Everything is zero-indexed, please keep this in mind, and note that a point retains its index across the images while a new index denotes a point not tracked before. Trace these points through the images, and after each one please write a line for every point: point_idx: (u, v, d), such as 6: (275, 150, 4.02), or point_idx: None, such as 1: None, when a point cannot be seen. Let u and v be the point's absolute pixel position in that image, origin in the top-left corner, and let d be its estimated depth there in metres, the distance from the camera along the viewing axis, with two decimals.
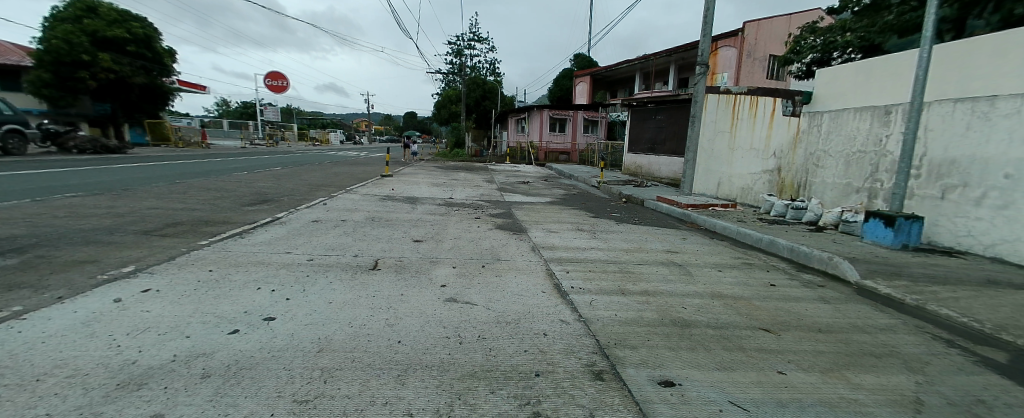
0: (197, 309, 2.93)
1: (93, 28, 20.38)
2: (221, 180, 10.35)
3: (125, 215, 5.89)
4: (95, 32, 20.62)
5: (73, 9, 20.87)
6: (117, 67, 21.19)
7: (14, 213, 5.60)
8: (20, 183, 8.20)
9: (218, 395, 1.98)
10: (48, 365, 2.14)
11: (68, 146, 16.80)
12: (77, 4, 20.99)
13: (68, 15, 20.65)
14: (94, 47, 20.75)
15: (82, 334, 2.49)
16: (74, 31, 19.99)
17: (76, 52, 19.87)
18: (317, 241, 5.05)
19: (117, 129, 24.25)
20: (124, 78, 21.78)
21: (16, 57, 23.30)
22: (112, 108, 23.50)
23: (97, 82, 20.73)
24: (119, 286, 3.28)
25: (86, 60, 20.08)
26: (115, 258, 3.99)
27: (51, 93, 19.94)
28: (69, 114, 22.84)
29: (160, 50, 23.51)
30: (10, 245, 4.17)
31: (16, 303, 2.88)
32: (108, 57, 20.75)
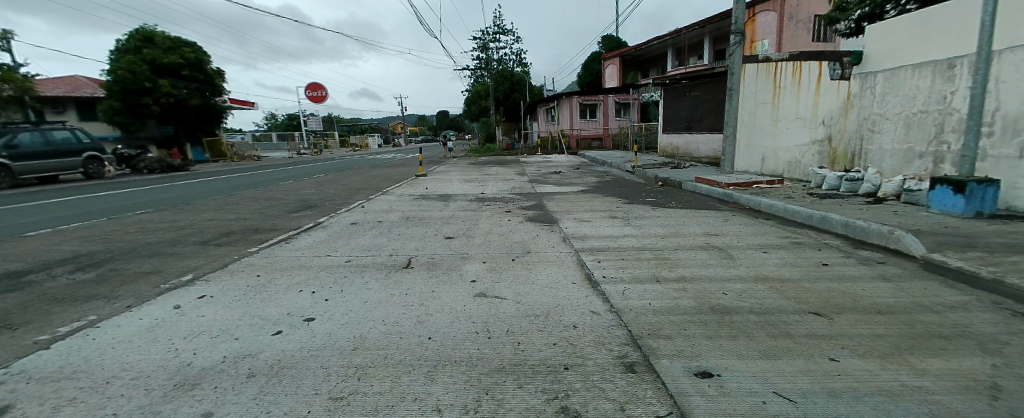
0: (246, 312, 3.12)
1: (151, 57, 22.13)
2: (269, 189, 10.96)
3: (184, 228, 6.37)
4: (154, 61, 22.38)
5: (133, 41, 22.76)
6: (175, 91, 22.92)
7: (94, 231, 6.21)
8: (99, 203, 9.06)
9: (262, 393, 2.09)
10: (117, 368, 2.35)
11: (139, 167, 18.41)
12: (136, 36, 22.92)
13: (129, 46, 22.53)
14: (154, 74, 22.53)
15: (146, 339, 2.71)
16: (136, 61, 21.73)
17: (139, 80, 21.62)
18: (355, 242, 5.25)
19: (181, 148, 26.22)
20: (182, 100, 23.51)
21: (91, 90, 25.78)
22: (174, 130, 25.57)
23: (159, 106, 22.52)
24: (179, 293, 3.56)
25: (148, 86, 21.83)
26: (176, 268, 4.33)
27: (122, 120, 21.96)
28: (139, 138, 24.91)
29: (210, 72, 25.16)
30: (90, 260, 4.63)
31: (93, 312, 3.18)
32: (167, 83, 22.49)
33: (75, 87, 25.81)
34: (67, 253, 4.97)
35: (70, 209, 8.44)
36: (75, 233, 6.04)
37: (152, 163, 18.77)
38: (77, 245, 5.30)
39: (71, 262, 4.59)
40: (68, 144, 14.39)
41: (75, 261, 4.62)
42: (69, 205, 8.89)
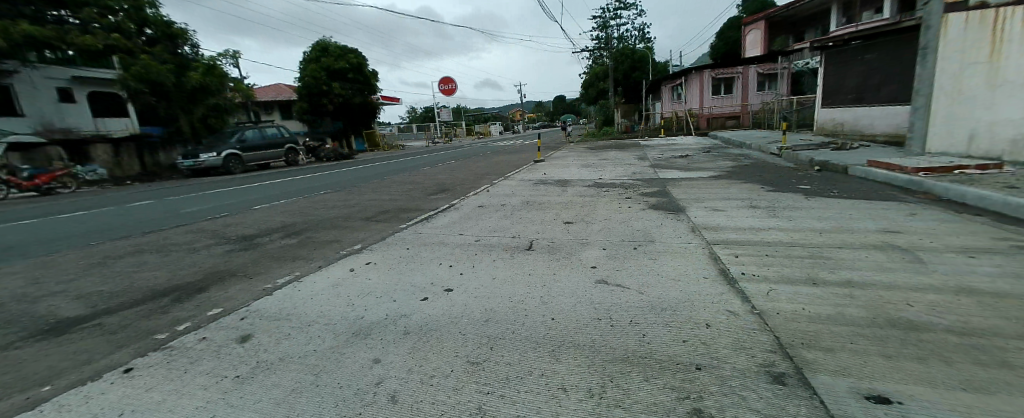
0: (399, 279, 3.67)
1: (327, 65, 26.77)
2: (411, 174, 12.48)
3: (353, 205, 7.56)
4: (330, 67, 27.10)
5: (316, 52, 27.78)
6: (343, 92, 27.39)
7: (292, 205, 7.90)
8: (294, 184, 11.45)
9: (415, 349, 2.45)
10: (315, 313, 3.00)
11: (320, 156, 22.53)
12: (317, 47, 27.92)
13: (313, 56, 27.59)
14: (330, 78, 27.22)
15: (332, 292, 3.39)
16: (317, 69, 26.56)
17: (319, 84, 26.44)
18: (482, 223, 5.66)
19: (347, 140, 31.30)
20: (348, 100, 27.97)
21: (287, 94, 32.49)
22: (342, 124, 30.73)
23: (332, 106, 27.26)
24: (351, 258, 4.34)
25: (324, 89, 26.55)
26: (349, 239, 5.21)
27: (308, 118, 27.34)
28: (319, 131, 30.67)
29: (368, 73, 29.16)
30: (293, 228, 5.91)
31: (298, 267, 4.08)
32: (337, 85, 26.97)
33: (277, 92, 32.61)
34: (281, 221, 6.27)
35: (276, 187, 10.85)
36: (281, 206, 7.76)
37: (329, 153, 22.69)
38: (284, 216, 6.81)
39: (282, 228, 5.77)
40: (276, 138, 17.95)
41: (284, 227, 5.94)
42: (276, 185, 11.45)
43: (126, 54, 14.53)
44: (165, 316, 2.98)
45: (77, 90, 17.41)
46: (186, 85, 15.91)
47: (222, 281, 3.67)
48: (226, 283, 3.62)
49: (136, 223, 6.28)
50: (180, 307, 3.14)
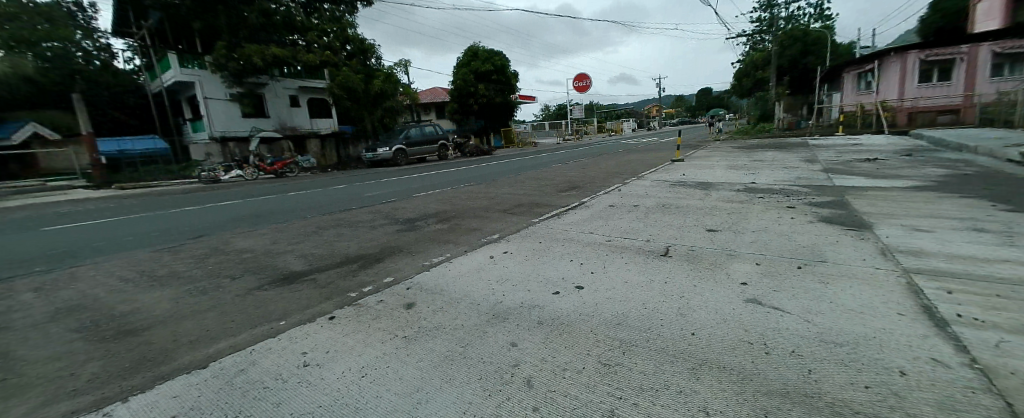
0: (533, 270, 3.86)
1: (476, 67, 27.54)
2: (543, 170, 12.87)
3: (493, 197, 8.06)
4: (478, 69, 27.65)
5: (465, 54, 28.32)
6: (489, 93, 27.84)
7: (442, 193, 8.90)
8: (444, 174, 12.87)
9: (549, 340, 2.57)
10: (462, 291, 3.37)
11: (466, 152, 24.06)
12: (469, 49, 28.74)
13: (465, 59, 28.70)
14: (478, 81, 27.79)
15: (475, 275, 3.75)
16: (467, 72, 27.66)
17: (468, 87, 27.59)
18: (614, 224, 5.55)
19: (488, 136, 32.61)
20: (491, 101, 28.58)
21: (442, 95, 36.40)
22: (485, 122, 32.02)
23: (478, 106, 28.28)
24: (491, 246, 4.71)
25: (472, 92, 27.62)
26: (489, 228, 5.61)
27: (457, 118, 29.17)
28: None
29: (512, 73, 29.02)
30: (443, 213, 6.66)
31: (447, 249, 4.60)
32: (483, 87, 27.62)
33: (434, 93, 36.69)
34: (435, 208, 7.02)
35: (429, 177, 12.37)
36: (433, 193, 8.81)
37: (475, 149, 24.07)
38: (435, 202, 7.72)
39: (435, 215, 6.48)
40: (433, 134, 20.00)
41: (435, 213, 6.74)
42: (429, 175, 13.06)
43: (334, 67, 18.00)
44: (353, 279, 3.73)
45: (301, 96, 22.53)
46: (372, 89, 18.90)
47: (392, 255, 4.39)
48: (394, 257, 4.32)
49: (333, 203, 7.84)
50: (363, 273, 3.87)
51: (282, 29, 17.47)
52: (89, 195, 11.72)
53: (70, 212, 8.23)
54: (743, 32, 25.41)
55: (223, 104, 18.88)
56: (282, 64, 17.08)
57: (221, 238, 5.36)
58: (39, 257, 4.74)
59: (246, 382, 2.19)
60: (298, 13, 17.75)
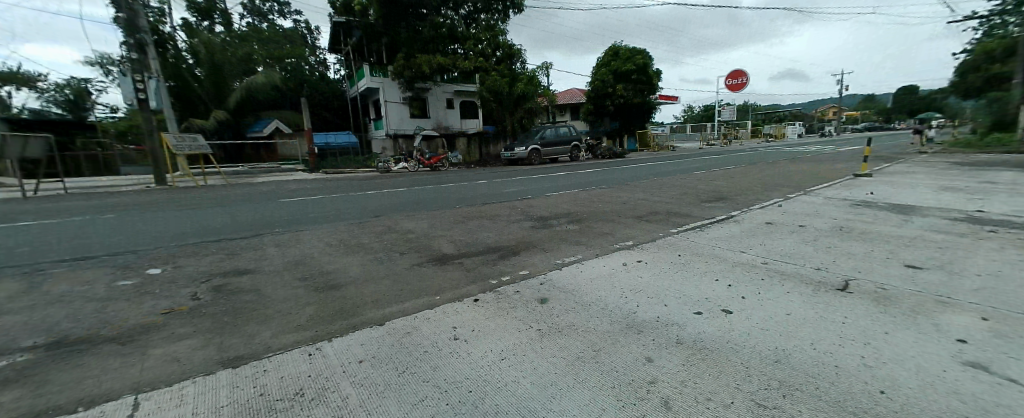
0: (672, 285, 3.63)
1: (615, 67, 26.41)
2: (684, 177, 11.88)
3: (626, 203, 7.79)
4: (618, 69, 26.54)
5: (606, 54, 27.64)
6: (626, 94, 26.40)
7: (574, 193, 8.94)
8: (576, 175, 12.90)
9: (691, 364, 2.39)
10: (595, 295, 3.35)
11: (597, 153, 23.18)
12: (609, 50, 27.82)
13: (604, 59, 27.79)
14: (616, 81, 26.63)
15: (609, 280, 3.68)
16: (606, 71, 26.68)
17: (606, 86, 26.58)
18: (771, 244, 4.87)
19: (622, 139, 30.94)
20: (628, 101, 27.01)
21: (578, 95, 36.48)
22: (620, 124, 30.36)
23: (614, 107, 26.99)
24: (625, 253, 4.57)
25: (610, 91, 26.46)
26: (622, 233, 5.47)
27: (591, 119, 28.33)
28: None
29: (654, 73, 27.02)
30: (575, 214, 6.68)
31: (580, 251, 4.61)
32: (622, 87, 26.32)
33: (570, 95, 37.01)
34: (567, 209, 7.13)
35: (561, 177, 12.54)
36: (565, 194, 8.91)
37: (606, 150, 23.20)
38: (568, 202, 7.80)
39: (568, 215, 6.59)
40: (567, 136, 20.35)
41: (568, 213, 6.80)
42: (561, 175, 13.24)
43: (484, 73, 19.60)
44: (493, 267, 4.08)
45: (455, 99, 25.17)
46: (515, 92, 19.97)
47: (527, 250, 4.64)
48: (529, 252, 4.57)
49: (476, 197, 8.64)
50: (502, 264, 4.19)
51: (445, 39, 19.52)
52: (302, 177, 15.18)
53: (293, 188, 10.82)
54: (979, 12, 19.34)
55: (397, 107, 22.25)
56: (443, 70, 19.39)
57: (390, 219, 6.41)
58: (277, 220, 6.38)
59: (410, 343, 2.60)
60: (460, 24, 19.75)
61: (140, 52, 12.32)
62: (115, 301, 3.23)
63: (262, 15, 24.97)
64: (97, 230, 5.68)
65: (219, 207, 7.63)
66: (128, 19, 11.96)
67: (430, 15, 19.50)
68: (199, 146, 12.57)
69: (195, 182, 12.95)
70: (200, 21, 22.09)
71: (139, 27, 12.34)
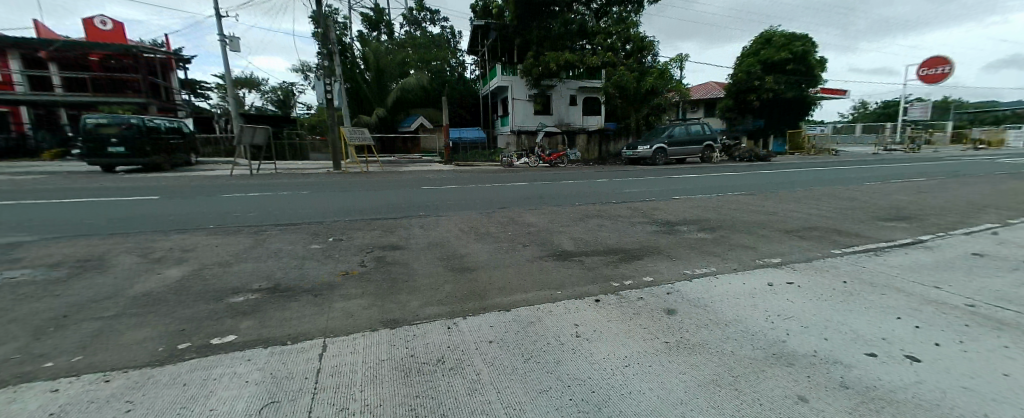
0: (833, 316, 3.07)
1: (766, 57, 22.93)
2: (853, 189, 9.86)
3: (771, 214, 6.82)
4: (768, 59, 23.02)
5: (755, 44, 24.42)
6: (777, 86, 22.80)
7: (706, 199, 8.17)
8: (709, 179, 11.73)
9: (856, 413, 2.01)
10: (732, 315, 3.04)
11: (734, 155, 20.71)
12: (759, 39, 24.34)
13: (752, 49, 24.38)
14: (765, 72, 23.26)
15: (749, 301, 3.29)
16: (754, 62, 23.30)
17: (751, 79, 23.24)
18: (984, 282, 3.76)
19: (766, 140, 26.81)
20: (780, 96, 23.20)
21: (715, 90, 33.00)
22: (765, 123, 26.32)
23: (760, 102, 23.45)
24: (770, 271, 4.01)
25: (756, 84, 23.04)
26: (766, 249, 4.81)
27: (730, 116, 25.10)
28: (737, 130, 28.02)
29: (816, 63, 22.76)
30: (708, 223, 6.08)
31: (713, 263, 4.20)
32: (772, 79, 22.68)
33: (706, 89, 33.70)
34: (697, 215, 6.57)
35: (691, 180, 11.55)
36: (696, 198, 8.19)
37: (745, 152, 20.56)
38: (698, 208, 7.16)
39: (698, 222, 6.06)
40: (698, 135, 18.66)
41: (699, 220, 6.25)
42: (691, 177, 12.21)
43: (612, 67, 19.09)
44: (616, 270, 4.00)
45: (578, 95, 25.25)
46: (642, 87, 19.00)
47: (652, 256, 4.42)
48: (655, 258, 4.35)
49: (596, 195, 8.55)
50: (625, 267, 4.08)
51: (574, 36, 19.53)
52: (438, 168, 16.93)
53: (432, 178, 12.17)
54: None
55: (522, 104, 23.76)
56: (570, 67, 19.50)
57: (514, 212, 6.76)
58: (420, 205, 7.28)
59: (535, 333, 2.72)
60: (591, 19, 19.52)
61: (329, 60, 15.17)
62: (307, 260, 4.08)
63: (417, 23, 28.37)
64: (296, 203, 7.24)
65: (377, 191, 9.01)
66: (323, 33, 14.79)
67: (562, 12, 19.72)
68: (363, 138, 14.92)
69: (359, 168, 15.48)
70: (371, 31, 26.20)
71: (329, 38, 15.17)
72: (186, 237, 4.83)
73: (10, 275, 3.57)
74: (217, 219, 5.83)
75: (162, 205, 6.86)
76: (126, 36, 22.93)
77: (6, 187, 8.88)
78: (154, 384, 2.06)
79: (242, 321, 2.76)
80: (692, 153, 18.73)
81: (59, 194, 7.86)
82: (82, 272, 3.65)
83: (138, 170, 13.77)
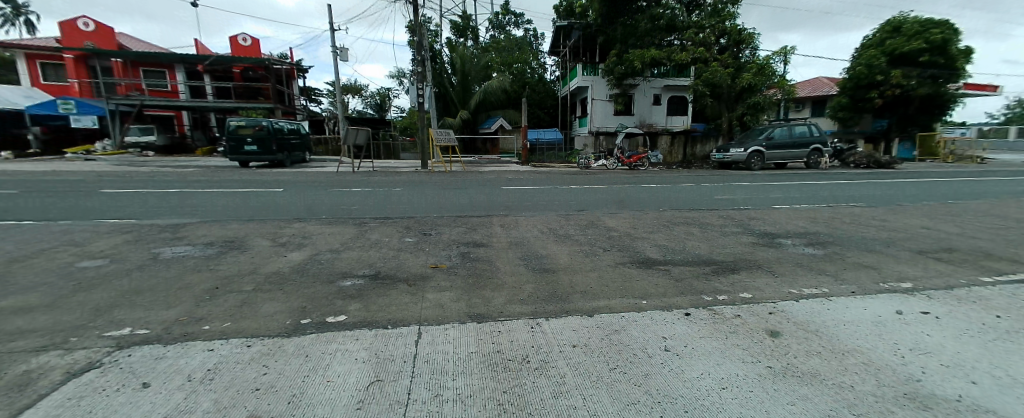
0: (989, 356, 2.49)
1: (892, 47, 19.58)
2: (1016, 205, 8.00)
3: (897, 230, 5.85)
4: (895, 50, 19.61)
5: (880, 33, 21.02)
6: (907, 81, 19.30)
7: (814, 210, 7.24)
8: (816, 187, 10.39)
9: None
10: (849, 345, 2.63)
11: (847, 161, 18.08)
12: (884, 28, 20.93)
13: (874, 40, 21.04)
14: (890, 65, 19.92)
15: (871, 330, 2.82)
16: (876, 54, 19.99)
17: (873, 73, 19.94)
18: None
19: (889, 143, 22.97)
20: (910, 92, 19.61)
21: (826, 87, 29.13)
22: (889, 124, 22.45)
23: (883, 100, 20.01)
24: (899, 298, 3.40)
25: (879, 79, 19.72)
26: (892, 271, 4.11)
27: (844, 116, 21.77)
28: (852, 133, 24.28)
29: (960, 53, 18.96)
30: (817, 237, 5.37)
31: (825, 284, 3.70)
32: (901, 72, 19.22)
33: (815, 86, 29.87)
34: (802, 228, 5.86)
35: (794, 188, 10.33)
36: (801, 209, 7.30)
37: (861, 158, 17.84)
38: (803, 220, 6.37)
39: (804, 236, 5.41)
40: (803, 138, 16.64)
41: (805, 233, 5.55)
42: (793, 185, 10.94)
43: (703, 63, 17.81)
44: (707, 283, 3.73)
45: (663, 94, 24.04)
46: (738, 85, 17.43)
47: (750, 271, 4.05)
48: (752, 273, 3.98)
49: (682, 201, 8.08)
50: (718, 280, 3.79)
51: (662, 32, 18.59)
52: (516, 168, 17.27)
53: (512, 178, 12.46)
54: None
55: (602, 104, 23.25)
56: (656, 64, 18.61)
57: (595, 215, 6.67)
58: (501, 205, 7.50)
59: (620, 342, 2.64)
60: (681, 13, 18.41)
61: (422, 65, 16.29)
62: (402, 252, 4.43)
63: (501, 28, 29.21)
64: (391, 198, 7.91)
65: (461, 190, 9.48)
66: (418, 41, 15.92)
67: (649, 7, 18.91)
68: (448, 138, 15.73)
69: (443, 167, 16.39)
70: (459, 38, 27.59)
71: (422, 45, 16.28)
72: (303, 226, 5.53)
73: (178, 250, 4.39)
74: (327, 211, 6.57)
75: (285, 196, 7.94)
76: (259, 51, 26.86)
77: (175, 178, 10.96)
78: (284, 352, 2.38)
79: (350, 304, 3.08)
80: (795, 157, 16.74)
81: (211, 185, 9.49)
82: (228, 251, 4.36)
83: (265, 166, 16.07)
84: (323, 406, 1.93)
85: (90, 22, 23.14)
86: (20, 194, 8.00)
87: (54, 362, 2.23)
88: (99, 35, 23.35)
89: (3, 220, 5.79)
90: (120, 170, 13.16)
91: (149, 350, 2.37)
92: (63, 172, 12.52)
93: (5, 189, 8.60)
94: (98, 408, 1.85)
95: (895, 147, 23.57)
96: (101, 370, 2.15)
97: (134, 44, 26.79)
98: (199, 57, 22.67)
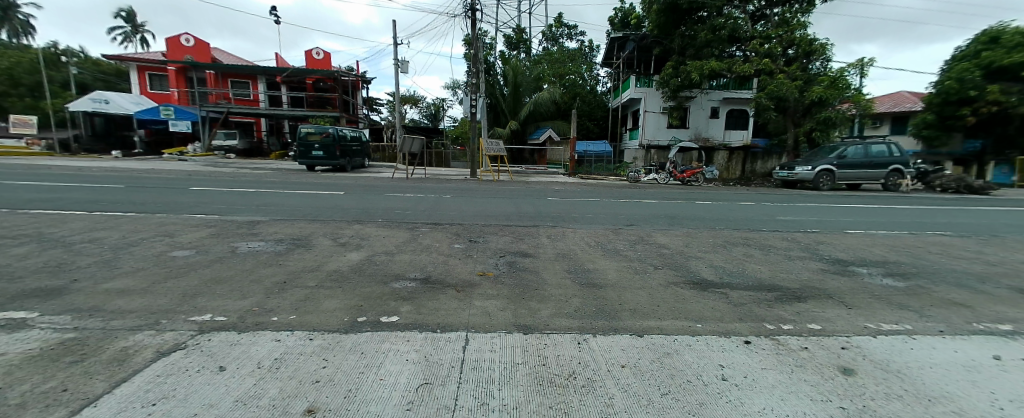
0: None
1: (989, 60, 17.37)
2: None
3: (997, 264, 5.13)
4: (993, 63, 17.38)
5: (974, 45, 18.79)
6: (1006, 97, 16.92)
7: (896, 238, 6.50)
8: (896, 212, 9.39)
9: None
10: (936, 391, 2.30)
11: (934, 184, 16.20)
12: (980, 39, 18.71)
13: (967, 53, 18.84)
14: (985, 80, 17.70)
15: (964, 377, 2.45)
16: (969, 66, 17.78)
17: (964, 88, 17.73)
18: None
19: (982, 167, 20.23)
20: (1010, 110, 17.17)
21: (911, 103, 26.39)
22: (983, 145, 19.83)
23: (977, 117, 17.68)
24: (1001, 343, 2.93)
25: (972, 95, 17.47)
26: (991, 311, 3.58)
27: (929, 134, 19.50)
28: (938, 153, 21.76)
29: None
30: (898, 268, 4.81)
31: (907, 321, 3.30)
32: (999, 87, 16.91)
33: (897, 101, 27.21)
34: (880, 256, 5.32)
35: (869, 211, 9.40)
36: (879, 235, 6.60)
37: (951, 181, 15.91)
38: (880, 248, 5.76)
39: (882, 265, 4.91)
40: (881, 157, 15.16)
41: (882, 263, 5.00)
42: (869, 208, 9.96)
43: (768, 75, 16.81)
44: (769, 310, 3.49)
45: (721, 107, 23.00)
46: (806, 98, 16.26)
47: (818, 301, 3.72)
48: (821, 303, 3.66)
49: (740, 220, 7.64)
50: (782, 308, 3.52)
51: (724, 42, 17.80)
52: (563, 180, 17.17)
53: (559, 190, 12.40)
54: None
55: (655, 116, 22.66)
56: (716, 76, 17.83)
57: (645, 230, 6.46)
58: (548, 215, 7.50)
59: (672, 366, 2.53)
60: (745, 22, 17.58)
61: (477, 77, 16.77)
62: (451, 258, 4.55)
63: (554, 40, 29.44)
64: (441, 205, 8.16)
65: (508, 199, 9.56)
66: (474, 54, 16.39)
67: (710, 17, 18.26)
68: (496, 148, 15.98)
69: (491, 177, 16.71)
70: (513, 50, 28.15)
71: (477, 58, 16.75)
72: (361, 228, 5.85)
73: (253, 245, 4.81)
74: (382, 215, 6.90)
75: (345, 199, 8.44)
76: (329, 63, 28.98)
77: (251, 179, 12.03)
78: (342, 347, 2.52)
79: (402, 305, 3.21)
80: (871, 177, 15.27)
81: (281, 186, 10.31)
82: (295, 248, 4.71)
83: (328, 170, 17.20)
84: (375, 404, 2.01)
85: (191, 38, 26.15)
86: (126, 188, 9.13)
87: (148, 340, 2.52)
88: (197, 50, 26.29)
89: (113, 210, 6.64)
90: (206, 170, 14.71)
91: (225, 336, 2.60)
92: (160, 170, 14.14)
93: (114, 183, 9.86)
94: (182, 386, 2.05)
95: (991, 171, 20.75)
96: (185, 352, 2.39)
97: (225, 58, 29.90)
98: (278, 69, 24.84)
